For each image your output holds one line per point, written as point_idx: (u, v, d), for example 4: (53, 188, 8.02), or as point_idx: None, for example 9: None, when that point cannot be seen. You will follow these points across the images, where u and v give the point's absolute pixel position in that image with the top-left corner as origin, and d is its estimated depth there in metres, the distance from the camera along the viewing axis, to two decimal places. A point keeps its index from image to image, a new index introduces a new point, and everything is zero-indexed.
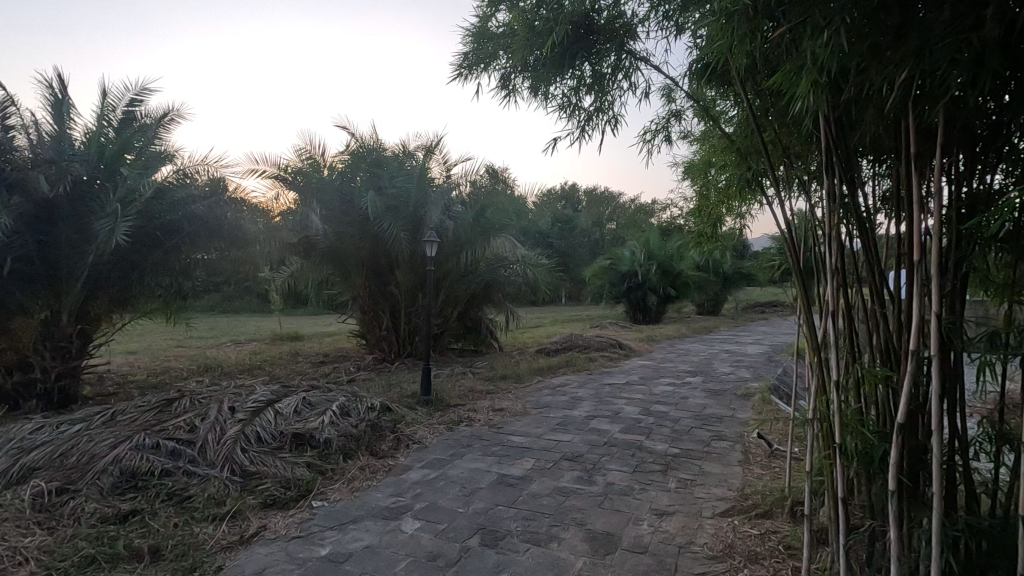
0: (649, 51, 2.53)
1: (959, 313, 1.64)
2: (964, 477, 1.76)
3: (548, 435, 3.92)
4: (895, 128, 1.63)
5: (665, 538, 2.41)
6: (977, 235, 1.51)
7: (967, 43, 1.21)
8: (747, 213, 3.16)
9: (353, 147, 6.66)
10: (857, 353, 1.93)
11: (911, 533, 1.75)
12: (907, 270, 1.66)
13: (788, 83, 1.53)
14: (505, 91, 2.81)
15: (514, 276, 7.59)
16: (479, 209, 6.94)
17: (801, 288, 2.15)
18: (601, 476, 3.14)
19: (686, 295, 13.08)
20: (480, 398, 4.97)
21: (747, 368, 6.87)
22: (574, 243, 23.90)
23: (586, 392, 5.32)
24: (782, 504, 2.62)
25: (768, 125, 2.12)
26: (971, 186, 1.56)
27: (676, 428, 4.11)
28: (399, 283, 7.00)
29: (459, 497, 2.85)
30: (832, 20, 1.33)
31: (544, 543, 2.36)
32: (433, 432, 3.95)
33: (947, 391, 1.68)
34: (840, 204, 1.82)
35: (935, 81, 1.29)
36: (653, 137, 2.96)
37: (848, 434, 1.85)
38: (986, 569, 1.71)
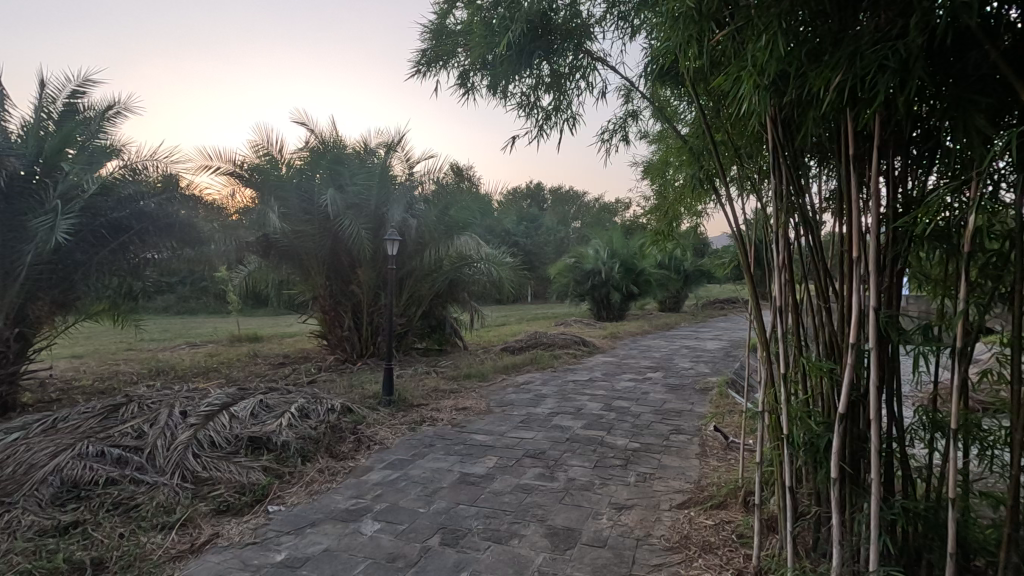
0: (606, 52, 2.56)
1: (896, 307, 1.72)
2: (902, 464, 1.85)
3: (511, 433, 3.93)
4: (836, 130, 1.69)
5: (624, 531, 2.46)
6: (912, 233, 1.59)
7: (893, 51, 1.26)
8: (703, 213, 3.24)
9: (312, 144, 6.52)
10: (804, 346, 2.00)
11: (852, 518, 1.83)
12: (848, 267, 1.73)
13: (733, 84, 1.58)
14: (464, 88, 2.80)
15: (479, 275, 7.57)
16: (442, 208, 6.93)
17: (751, 285, 2.23)
18: (562, 472, 3.17)
19: (649, 293, 13.34)
20: (443, 398, 4.95)
21: (706, 363, 7.04)
22: (539, 242, 24.04)
23: (550, 389, 5.36)
24: (736, 494, 2.70)
25: (721, 126, 2.18)
26: (906, 186, 1.63)
27: (637, 423, 4.19)
28: (361, 283, 6.90)
29: (421, 497, 2.83)
30: (771, 24, 1.38)
31: (504, 540, 2.37)
32: (395, 433, 3.91)
33: (885, 381, 1.76)
34: (787, 203, 1.89)
35: (866, 86, 1.34)
36: (611, 137, 3.00)
37: (796, 425, 1.93)
38: (922, 550, 1.81)
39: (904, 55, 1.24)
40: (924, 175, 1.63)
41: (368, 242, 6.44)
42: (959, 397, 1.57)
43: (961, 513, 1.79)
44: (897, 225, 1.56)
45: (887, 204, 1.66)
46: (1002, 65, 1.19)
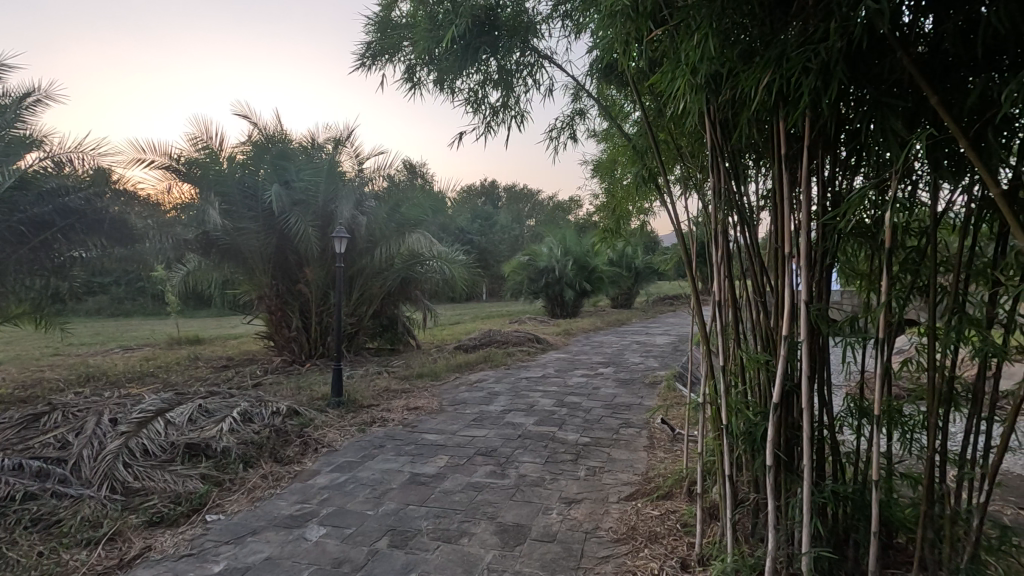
0: (552, 49, 2.59)
1: (826, 301, 1.80)
2: (832, 450, 1.94)
3: (463, 431, 3.91)
4: (769, 130, 1.76)
5: (573, 525, 2.48)
6: (838, 228, 1.67)
7: (815, 54, 1.31)
8: (650, 212, 3.32)
9: (256, 138, 6.29)
10: (742, 338, 2.07)
11: (787, 503, 1.91)
12: (781, 263, 1.80)
13: (670, 82, 1.62)
14: (410, 83, 2.76)
15: (432, 273, 7.46)
16: (393, 204, 6.83)
17: (693, 283, 2.28)
18: (514, 469, 3.18)
19: (602, 290, 13.57)
20: (394, 398, 4.88)
21: (655, 357, 7.21)
22: (493, 241, 24.09)
23: (502, 386, 5.37)
24: (681, 484, 2.77)
25: (663, 125, 2.23)
26: (833, 185, 1.71)
27: (588, 417, 4.26)
28: (309, 282, 6.71)
29: (369, 499, 2.77)
30: (702, 25, 1.42)
31: (454, 540, 2.35)
32: (343, 435, 3.82)
33: (816, 371, 1.84)
34: (725, 201, 1.95)
35: (792, 87, 1.40)
36: (559, 134, 3.02)
37: (734, 416, 1.99)
38: (850, 530, 1.91)
39: (826, 58, 1.30)
40: (849, 176, 1.71)
41: (316, 240, 6.27)
42: (882, 384, 1.67)
43: (885, 494, 1.89)
44: (824, 222, 1.64)
45: (817, 201, 1.73)
46: (913, 71, 1.26)
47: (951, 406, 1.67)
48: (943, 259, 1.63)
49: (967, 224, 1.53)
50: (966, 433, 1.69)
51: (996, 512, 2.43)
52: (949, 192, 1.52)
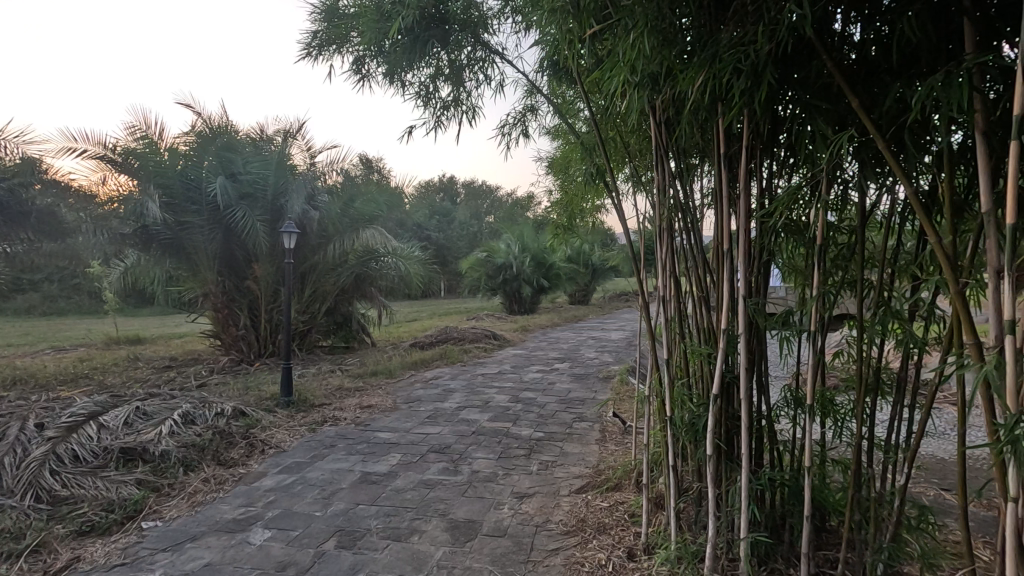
0: (502, 45, 2.58)
1: (764, 295, 1.86)
2: (770, 440, 2.02)
3: (416, 429, 3.88)
4: (710, 129, 1.81)
5: (524, 519, 2.50)
6: (773, 225, 1.73)
7: (745, 55, 1.36)
8: (603, 209, 3.37)
9: (200, 128, 6.00)
10: (686, 332, 2.12)
11: (727, 491, 1.97)
12: (720, 259, 1.86)
13: (613, 80, 1.65)
14: (358, 75, 2.72)
15: (386, 269, 7.33)
16: (347, 200, 6.71)
17: (642, 281, 2.33)
18: (467, 465, 3.18)
19: (559, 286, 13.75)
20: (347, 396, 4.80)
21: (609, 352, 7.35)
22: (451, 237, 23.98)
23: (458, 383, 5.36)
24: (630, 475, 2.83)
25: (610, 124, 2.27)
26: (769, 185, 1.78)
27: (542, 412, 4.30)
28: (258, 278, 6.51)
29: (317, 500, 2.71)
30: (639, 23, 1.45)
31: (404, 538, 2.33)
32: (292, 435, 3.72)
33: (754, 364, 1.91)
34: (669, 200, 2.00)
35: (724, 86, 1.45)
36: (511, 130, 3.03)
37: (679, 407, 2.05)
38: (786, 515, 1.99)
39: (755, 60, 1.35)
40: (784, 176, 1.78)
41: (264, 235, 6.09)
42: (815, 373, 1.74)
43: (818, 480, 1.98)
44: (759, 219, 1.70)
45: (754, 199, 1.79)
46: (835, 74, 1.32)
47: (876, 394, 1.76)
48: (870, 255, 1.71)
49: (892, 221, 1.62)
50: (891, 420, 1.78)
51: (918, 493, 2.60)
52: (875, 192, 1.59)
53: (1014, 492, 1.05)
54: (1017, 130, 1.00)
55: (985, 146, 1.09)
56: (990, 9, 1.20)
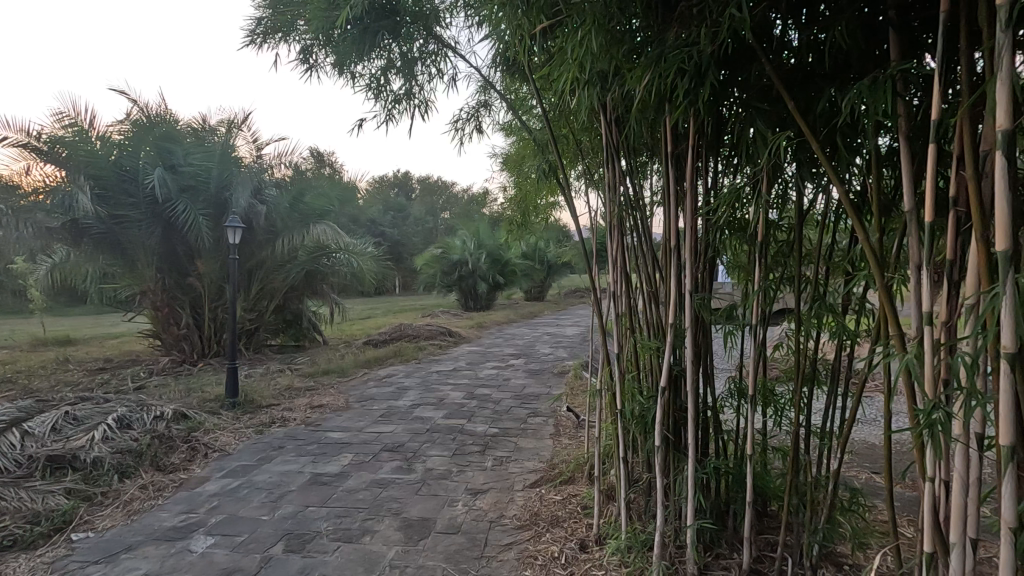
0: (455, 39, 2.56)
1: (709, 291, 1.92)
2: (715, 430, 2.09)
3: (369, 427, 3.82)
4: (658, 128, 1.85)
5: (478, 515, 2.50)
6: (717, 222, 1.78)
7: (689, 56, 1.40)
8: (556, 206, 3.41)
9: (135, 117, 5.60)
10: (636, 327, 2.17)
11: (675, 480, 2.02)
12: (668, 255, 1.90)
13: (562, 76, 1.66)
14: (306, 65, 2.64)
15: (338, 265, 7.16)
16: (295, 195, 6.55)
17: (593, 277, 2.36)
18: (420, 463, 3.15)
19: (515, 283, 13.80)
20: (297, 396, 4.67)
21: (564, 348, 7.43)
22: (406, 234, 23.67)
23: (412, 381, 5.30)
24: (583, 468, 2.87)
25: (563, 122, 2.29)
26: (714, 184, 1.84)
27: (497, 408, 4.31)
28: (201, 275, 6.23)
29: (264, 503, 2.63)
30: (587, 21, 1.47)
31: (356, 539, 2.29)
32: (238, 438, 3.59)
33: (701, 357, 1.96)
34: (619, 197, 2.03)
35: (669, 86, 1.48)
36: (464, 125, 3.01)
37: (629, 400, 2.09)
38: (730, 502, 2.06)
39: (698, 61, 1.39)
40: (727, 176, 1.84)
41: (207, 230, 5.84)
42: (756, 365, 1.81)
43: (760, 467, 2.06)
44: (704, 217, 1.75)
45: (700, 197, 1.84)
46: (773, 77, 1.37)
47: (813, 384, 1.85)
48: (808, 252, 1.79)
49: (827, 220, 1.69)
50: (827, 409, 1.87)
51: (851, 478, 2.75)
52: (811, 192, 1.67)
53: (929, 471, 1.13)
54: (934, 135, 1.07)
55: (907, 149, 1.16)
56: (914, 21, 1.27)
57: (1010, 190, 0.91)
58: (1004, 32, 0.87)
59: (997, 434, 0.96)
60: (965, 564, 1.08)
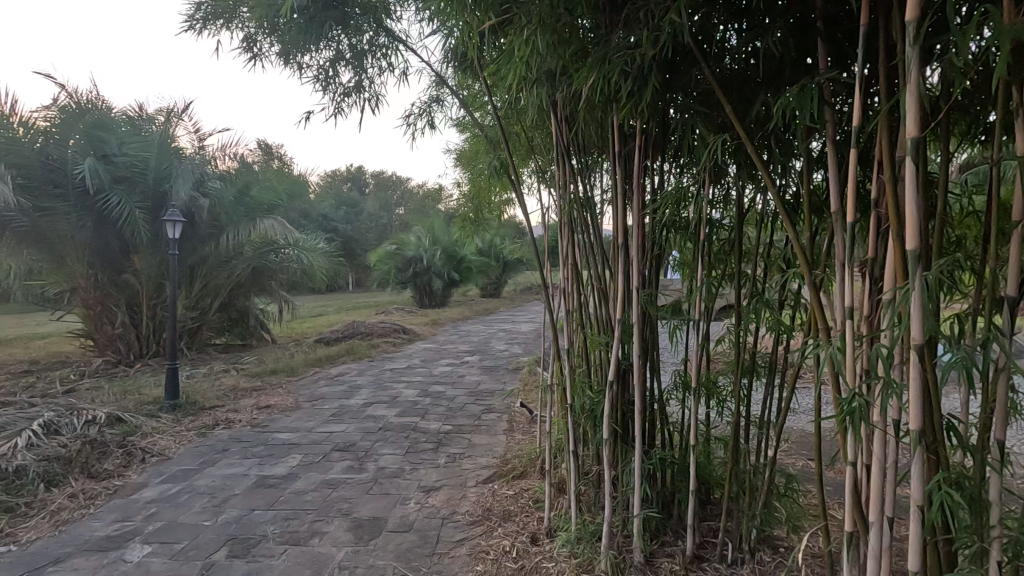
0: (406, 33, 2.51)
1: (655, 287, 1.97)
2: (662, 422, 2.15)
3: (319, 427, 3.74)
4: (605, 126, 1.89)
5: (430, 513, 2.50)
6: (661, 220, 1.84)
7: (632, 58, 1.44)
8: (508, 202, 3.42)
9: (63, 102, 5.19)
10: (586, 322, 2.20)
11: (622, 471, 2.07)
12: (616, 251, 1.94)
13: (510, 73, 1.68)
14: (250, 53, 2.55)
15: (287, 261, 6.93)
16: (241, 187, 6.29)
17: (545, 274, 2.39)
18: (372, 462, 3.11)
19: (470, 280, 13.76)
20: (243, 397, 4.51)
21: (519, 344, 7.47)
22: (359, 229, 23.21)
23: (365, 379, 5.21)
24: (535, 463, 2.91)
25: (514, 119, 2.30)
26: (660, 183, 1.89)
27: (451, 405, 4.30)
28: (138, 271, 5.93)
29: (206, 509, 2.53)
30: (534, 20, 1.49)
31: (304, 541, 2.23)
32: (179, 441, 3.44)
33: (648, 353, 2.01)
34: (568, 196, 2.06)
35: (613, 86, 1.52)
36: (416, 120, 2.97)
37: (579, 395, 2.13)
38: (676, 491, 2.12)
39: (639, 63, 1.43)
40: (673, 176, 1.90)
41: (144, 223, 5.55)
42: (700, 358, 1.88)
43: (702, 456, 2.13)
44: (649, 215, 1.81)
45: (646, 195, 1.89)
46: (712, 81, 1.43)
47: (752, 375, 1.93)
48: (748, 250, 1.86)
49: (766, 219, 1.76)
50: (765, 399, 1.95)
51: (788, 465, 2.90)
52: (751, 192, 1.74)
53: (851, 455, 1.21)
54: (854, 141, 1.15)
55: (834, 152, 1.23)
56: (839, 34, 1.35)
57: (918, 194, 0.98)
58: (912, 47, 0.94)
59: (908, 419, 1.04)
60: (882, 540, 1.16)
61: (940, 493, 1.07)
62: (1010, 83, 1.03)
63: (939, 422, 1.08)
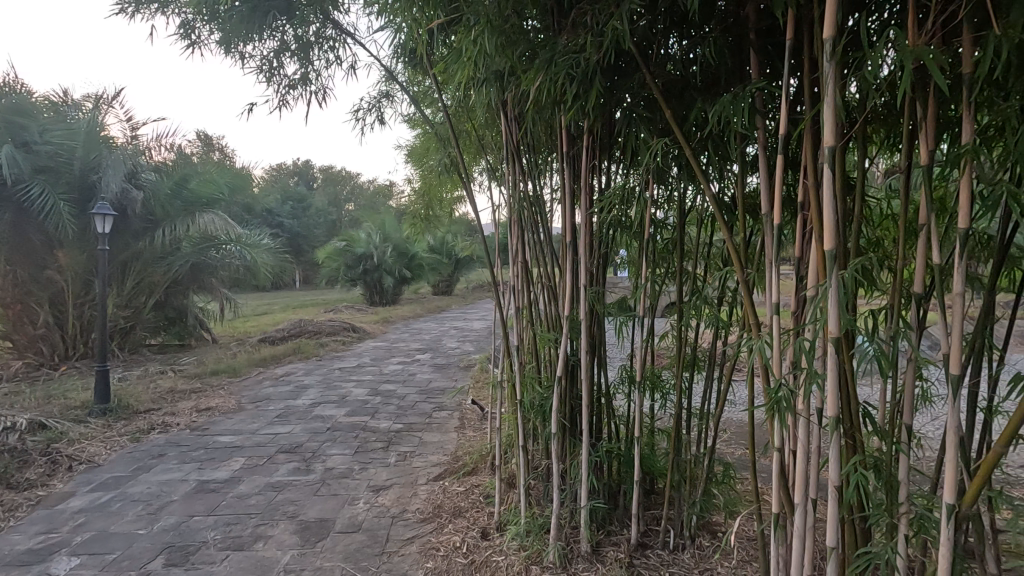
0: (354, 26, 2.47)
1: (602, 284, 2.03)
2: (608, 416, 2.21)
3: (264, 429, 3.63)
4: (553, 127, 1.93)
5: (380, 512, 2.47)
6: (607, 221, 1.90)
7: (578, 62, 1.48)
8: (460, 199, 3.42)
9: None
10: (535, 319, 2.23)
11: (571, 464, 2.12)
12: (564, 249, 1.98)
13: (459, 71, 1.69)
14: (188, 40, 2.45)
15: (229, 258, 6.65)
16: (179, 178, 5.98)
17: (495, 272, 2.40)
18: (320, 462, 3.05)
19: (422, 277, 13.63)
20: (181, 399, 4.31)
21: (471, 342, 7.48)
22: (306, 225, 22.55)
23: (313, 379, 5.09)
24: (485, 459, 2.93)
25: (464, 116, 2.31)
26: (607, 183, 1.94)
27: (402, 404, 4.26)
28: (64, 267, 5.57)
29: (141, 517, 2.41)
30: (481, 20, 1.51)
31: (247, 546, 2.17)
32: (110, 448, 3.25)
33: (595, 348, 2.07)
34: (518, 195, 2.08)
35: (558, 89, 1.56)
36: (365, 115, 2.93)
37: (528, 390, 2.16)
38: (622, 482, 2.19)
39: (584, 67, 1.48)
40: (620, 176, 1.96)
41: (69, 217, 5.20)
42: (644, 353, 1.95)
43: (647, 447, 2.21)
44: (597, 215, 1.86)
45: (593, 194, 1.94)
46: (653, 87, 1.49)
47: (692, 369, 2.02)
48: (690, 249, 1.94)
49: (706, 220, 1.85)
50: (705, 391, 2.04)
51: (726, 454, 3.03)
52: (692, 193, 1.82)
53: (778, 442, 1.30)
54: (781, 148, 1.23)
55: (764, 158, 1.31)
56: (768, 46, 1.43)
57: (835, 198, 1.07)
58: (829, 62, 1.02)
59: (827, 407, 1.13)
60: (806, 520, 1.25)
61: (856, 475, 1.16)
62: (917, 98, 1.12)
63: (855, 410, 1.18)
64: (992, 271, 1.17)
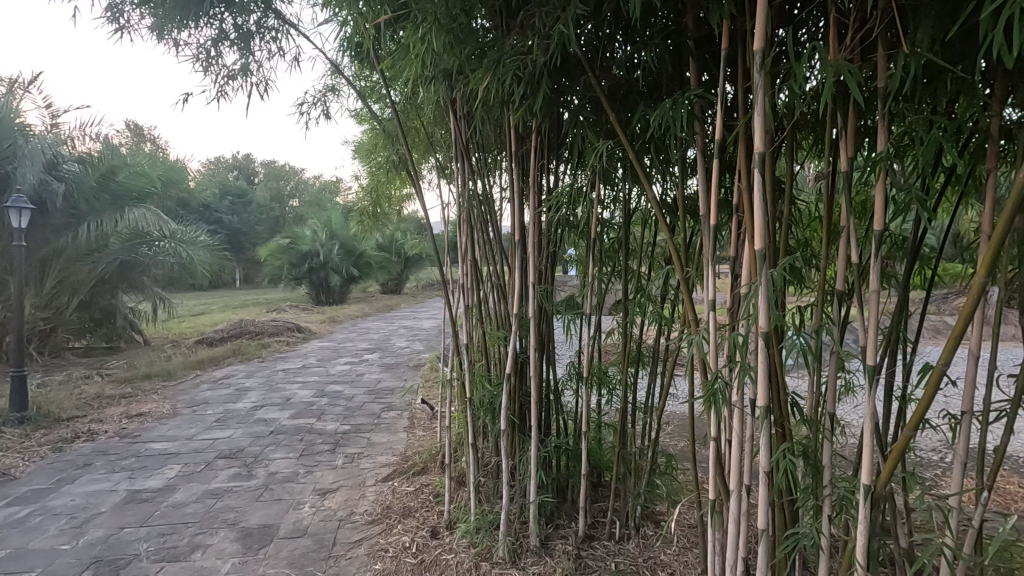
0: (297, 17, 2.39)
1: (550, 282, 2.07)
2: (557, 412, 2.25)
3: (202, 434, 3.47)
4: (501, 126, 1.94)
5: (326, 515, 2.42)
6: (554, 220, 1.93)
7: (525, 64, 1.50)
8: (409, 196, 3.38)
9: None
10: (484, 317, 2.24)
11: (520, 460, 2.14)
12: (513, 248, 2.00)
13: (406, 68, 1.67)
14: (116, 24, 2.30)
15: (162, 255, 6.30)
16: (108, 169, 5.58)
17: (444, 270, 2.39)
18: (262, 467, 2.95)
19: (370, 276, 13.36)
20: (110, 405, 4.06)
21: (421, 341, 7.41)
22: (247, 221, 21.65)
23: (254, 381, 4.90)
24: (435, 458, 2.91)
25: (412, 113, 2.29)
26: (555, 183, 1.97)
27: (349, 405, 4.17)
28: None
29: (64, 531, 2.26)
30: (429, 19, 1.51)
31: (184, 556, 2.08)
32: (29, 459, 3.03)
33: (543, 345, 2.10)
34: (467, 193, 2.08)
35: (506, 89, 1.58)
36: (310, 109, 2.84)
37: (478, 388, 2.17)
38: (569, 476, 2.23)
39: (531, 69, 1.50)
40: (567, 176, 2.00)
41: None
42: (590, 349, 2.00)
43: (594, 441, 2.26)
44: (544, 215, 1.89)
45: (541, 194, 1.97)
46: (598, 90, 1.53)
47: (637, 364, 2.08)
48: (635, 248, 2.01)
49: (649, 220, 1.91)
50: (649, 385, 2.10)
51: (669, 446, 3.15)
52: (636, 193, 1.87)
53: (714, 431, 1.37)
54: (717, 153, 1.29)
55: (702, 161, 1.37)
56: (706, 54, 1.50)
57: (765, 200, 1.13)
58: (759, 72, 1.08)
59: (758, 398, 1.20)
60: (740, 504, 1.33)
61: (785, 460, 1.24)
62: (838, 107, 1.21)
63: (783, 400, 1.26)
64: (905, 269, 1.27)
